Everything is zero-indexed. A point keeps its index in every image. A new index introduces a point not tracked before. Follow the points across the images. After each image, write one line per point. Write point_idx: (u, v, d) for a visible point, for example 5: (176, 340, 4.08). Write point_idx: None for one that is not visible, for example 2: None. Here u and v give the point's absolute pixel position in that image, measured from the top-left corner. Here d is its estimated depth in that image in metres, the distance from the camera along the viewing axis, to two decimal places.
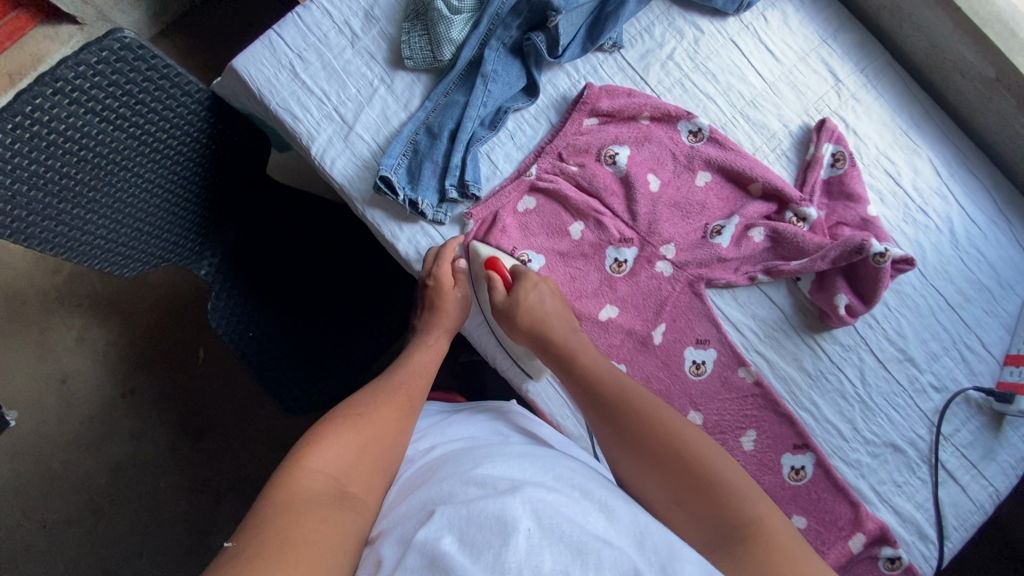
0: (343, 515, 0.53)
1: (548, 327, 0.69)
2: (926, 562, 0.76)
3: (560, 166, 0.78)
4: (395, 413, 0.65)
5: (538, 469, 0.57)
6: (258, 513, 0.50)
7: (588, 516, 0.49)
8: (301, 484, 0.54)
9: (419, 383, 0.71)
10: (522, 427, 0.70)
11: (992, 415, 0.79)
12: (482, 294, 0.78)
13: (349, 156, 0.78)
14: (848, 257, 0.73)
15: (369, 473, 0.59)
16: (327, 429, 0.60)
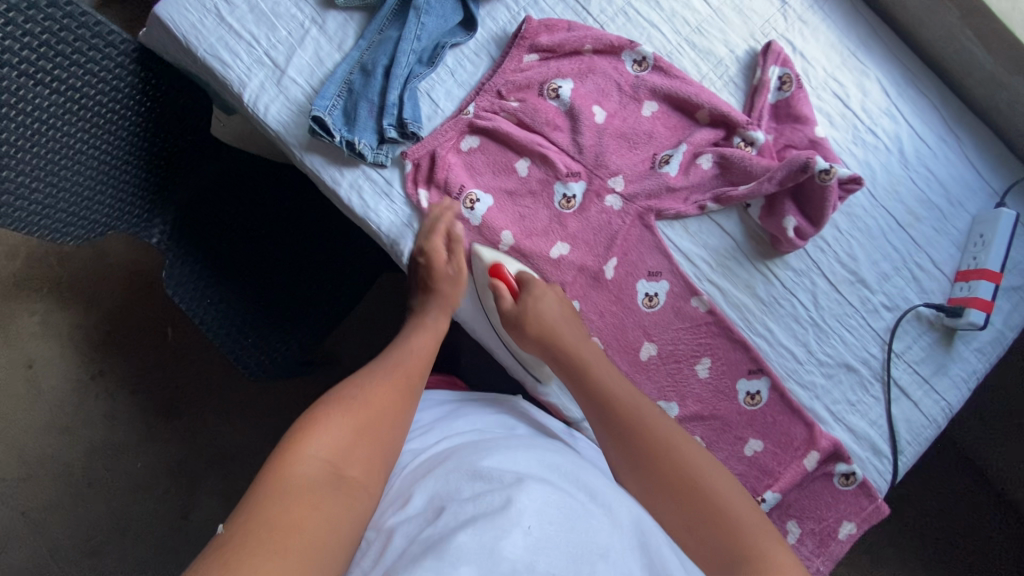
0: (341, 500, 0.53)
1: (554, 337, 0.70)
2: (881, 477, 0.78)
3: (500, 102, 0.76)
4: (393, 397, 0.65)
5: (543, 465, 0.59)
6: (256, 498, 0.50)
7: (592, 519, 0.50)
8: (296, 470, 0.53)
9: (418, 365, 0.70)
10: (527, 424, 0.72)
11: (944, 331, 0.80)
12: (487, 299, 0.78)
13: (283, 102, 0.76)
14: (793, 177, 0.72)
15: (368, 455, 0.59)
16: (325, 413, 0.60)
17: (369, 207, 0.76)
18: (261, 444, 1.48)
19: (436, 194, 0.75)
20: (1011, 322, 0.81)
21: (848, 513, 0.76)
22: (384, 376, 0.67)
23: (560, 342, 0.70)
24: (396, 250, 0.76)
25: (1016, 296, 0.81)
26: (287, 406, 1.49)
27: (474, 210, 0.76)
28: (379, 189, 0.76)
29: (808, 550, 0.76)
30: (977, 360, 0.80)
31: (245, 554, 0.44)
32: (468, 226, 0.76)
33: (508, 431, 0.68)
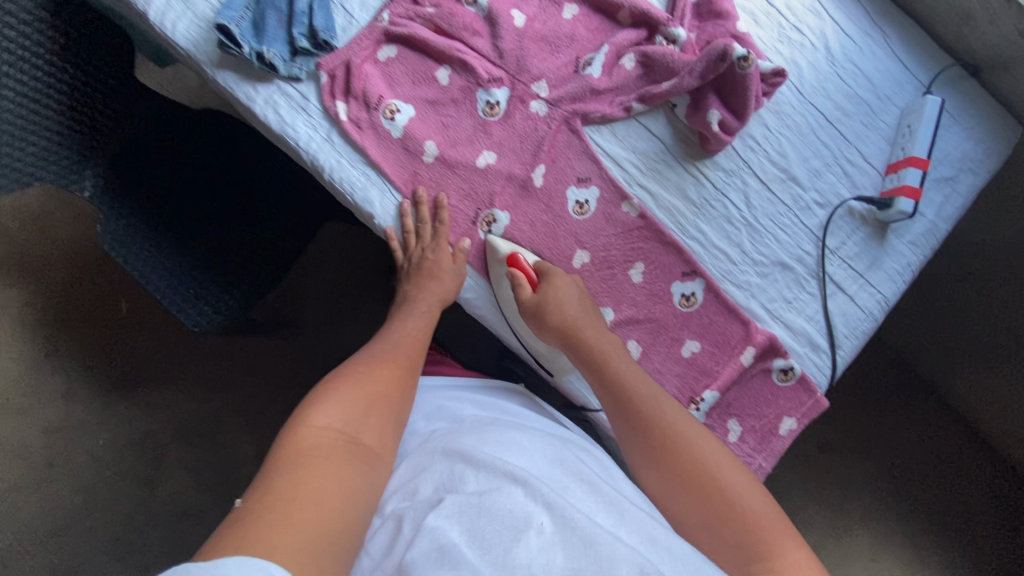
0: (355, 467, 0.57)
1: (580, 339, 0.70)
2: (820, 372, 0.78)
3: (416, 9, 0.74)
4: (394, 377, 0.68)
5: (545, 459, 0.63)
6: (273, 468, 0.53)
7: (596, 513, 0.55)
8: (305, 437, 0.57)
9: (414, 347, 0.73)
10: (535, 413, 0.76)
11: (877, 226, 0.80)
12: (501, 288, 0.76)
13: (191, 18, 0.73)
14: (713, 68, 0.71)
15: (379, 428, 0.62)
16: (334, 388, 0.64)
17: (286, 122, 0.73)
18: (225, 414, 1.43)
19: (354, 105, 0.74)
20: (943, 214, 0.81)
21: (789, 408, 0.76)
22: (384, 358, 0.70)
23: (583, 341, 0.70)
24: (317, 167, 0.74)
25: (949, 187, 0.81)
26: (249, 374, 1.43)
27: (395, 121, 0.74)
28: (296, 104, 0.74)
29: (750, 447, 0.76)
30: (912, 252, 0.80)
31: (262, 527, 0.46)
32: (390, 137, 0.74)
33: (512, 419, 0.72)
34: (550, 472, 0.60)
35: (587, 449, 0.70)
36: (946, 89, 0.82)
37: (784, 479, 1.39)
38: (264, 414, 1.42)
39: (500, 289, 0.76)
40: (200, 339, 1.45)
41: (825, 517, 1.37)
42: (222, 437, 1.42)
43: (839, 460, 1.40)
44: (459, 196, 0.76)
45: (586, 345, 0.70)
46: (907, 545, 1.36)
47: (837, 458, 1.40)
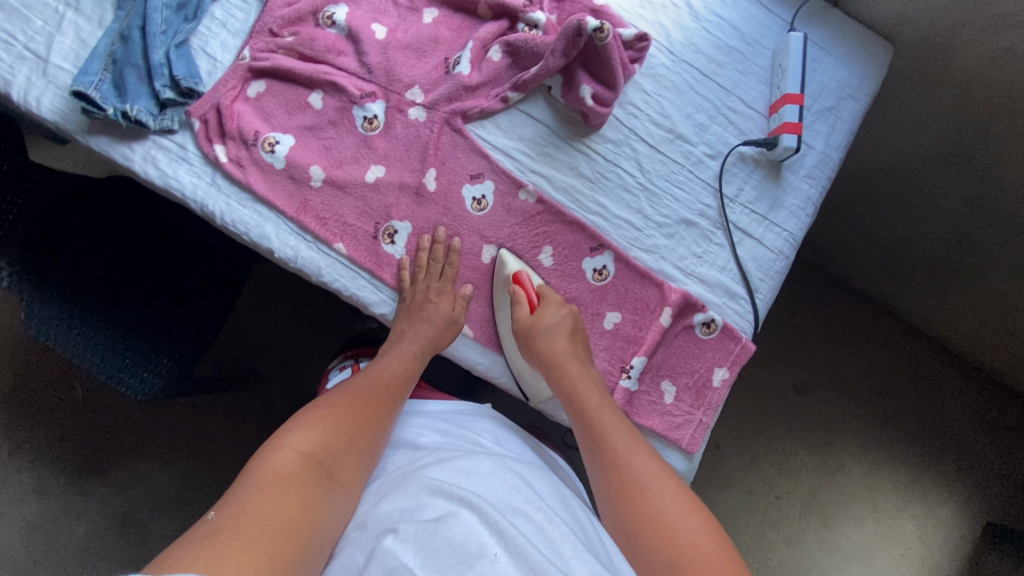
0: (323, 501, 0.55)
1: (562, 372, 0.70)
2: (741, 318, 0.79)
3: (275, 40, 0.75)
4: (375, 411, 0.66)
5: (502, 483, 0.60)
6: (243, 494, 0.52)
7: (555, 545, 0.52)
8: (277, 464, 0.56)
9: (398, 379, 0.71)
10: (505, 436, 0.73)
11: (770, 166, 0.81)
12: (502, 312, 0.77)
13: (54, 91, 0.73)
14: (573, 44, 0.72)
15: (354, 463, 0.61)
16: (315, 417, 0.62)
17: (168, 174, 0.73)
18: (202, 477, 1.41)
19: (232, 145, 0.73)
20: (832, 142, 0.83)
21: (718, 359, 0.77)
22: (367, 389, 0.68)
23: (565, 369, 0.70)
24: (209, 213, 0.74)
25: (832, 116, 0.83)
26: (221, 431, 1.42)
27: (276, 153, 0.74)
28: (175, 156, 0.73)
29: (688, 405, 0.76)
30: (809, 186, 0.82)
31: (224, 548, 0.46)
32: (275, 170, 0.74)
33: (476, 444, 0.69)
34: (506, 496, 0.57)
35: (537, 471, 0.67)
36: (809, 22, 0.84)
37: (765, 430, 1.40)
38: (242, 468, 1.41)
39: (502, 318, 0.77)
40: (165, 407, 1.44)
41: (812, 458, 1.39)
42: (204, 500, 1.40)
43: (819, 399, 1.42)
44: (355, 215, 0.75)
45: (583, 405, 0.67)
46: (894, 469, 1.38)
47: (813, 400, 1.42)
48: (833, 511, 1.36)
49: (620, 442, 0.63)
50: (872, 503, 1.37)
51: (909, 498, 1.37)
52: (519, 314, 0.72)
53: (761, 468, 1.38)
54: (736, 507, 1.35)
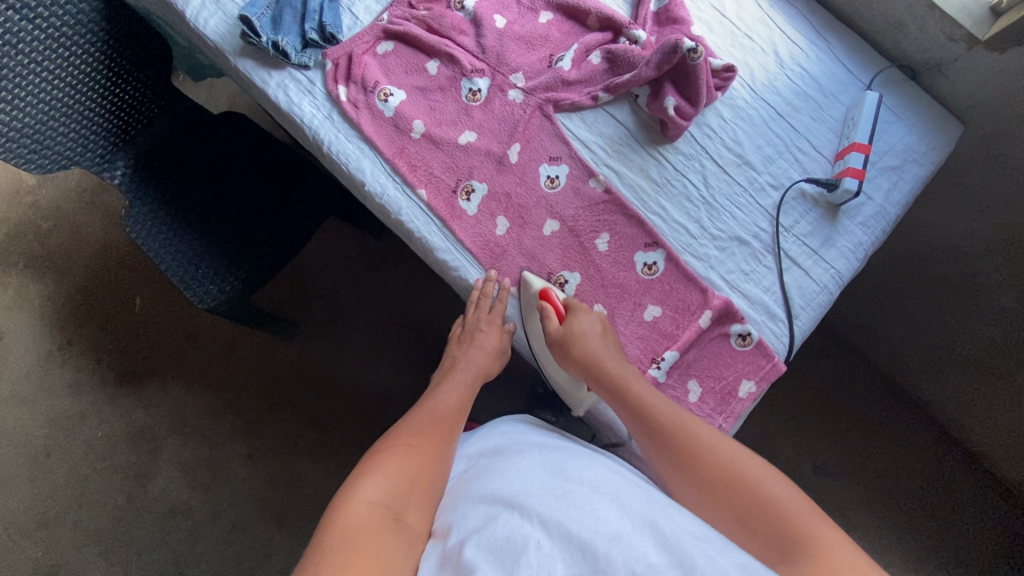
0: (398, 542, 0.58)
1: (600, 371, 0.74)
2: (777, 339, 0.81)
3: (411, 11, 0.86)
4: (435, 448, 0.70)
5: (542, 473, 0.63)
6: (321, 545, 0.55)
7: (599, 510, 0.56)
8: (350, 513, 0.59)
9: (454, 418, 0.76)
10: (550, 436, 0.76)
11: (828, 207, 0.86)
12: (533, 322, 0.83)
13: (221, 16, 0.86)
14: (668, 59, 0.81)
15: (422, 502, 0.64)
16: (378, 461, 0.66)
17: (293, 102, 0.84)
18: (223, 410, 1.47)
19: (353, 89, 0.84)
20: (892, 199, 0.87)
21: (747, 371, 0.80)
22: (423, 428, 0.72)
23: (605, 372, 0.74)
24: (319, 141, 0.84)
25: (895, 175, 0.88)
26: (251, 372, 1.49)
27: (388, 103, 0.84)
28: (303, 87, 0.85)
29: (710, 408, 0.79)
30: (862, 232, 0.86)
31: None
32: (382, 116, 0.84)
33: (516, 443, 0.73)
34: (545, 484, 0.61)
35: (592, 455, 0.71)
36: (885, 88, 0.90)
37: None
38: (262, 413, 1.46)
39: (533, 329, 0.83)
40: (206, 339, 1.51)
41: None
42: (218, 433, 1.46)
43: (836, 479, 1.39)
44: (441, 168, 0.84)
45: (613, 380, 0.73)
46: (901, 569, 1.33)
47: (828, 478, 1.39)
48: None
49: (709, 446, 0.64)
50: None
51: None
52: (552, 325, 0.78)
53: None
54: None
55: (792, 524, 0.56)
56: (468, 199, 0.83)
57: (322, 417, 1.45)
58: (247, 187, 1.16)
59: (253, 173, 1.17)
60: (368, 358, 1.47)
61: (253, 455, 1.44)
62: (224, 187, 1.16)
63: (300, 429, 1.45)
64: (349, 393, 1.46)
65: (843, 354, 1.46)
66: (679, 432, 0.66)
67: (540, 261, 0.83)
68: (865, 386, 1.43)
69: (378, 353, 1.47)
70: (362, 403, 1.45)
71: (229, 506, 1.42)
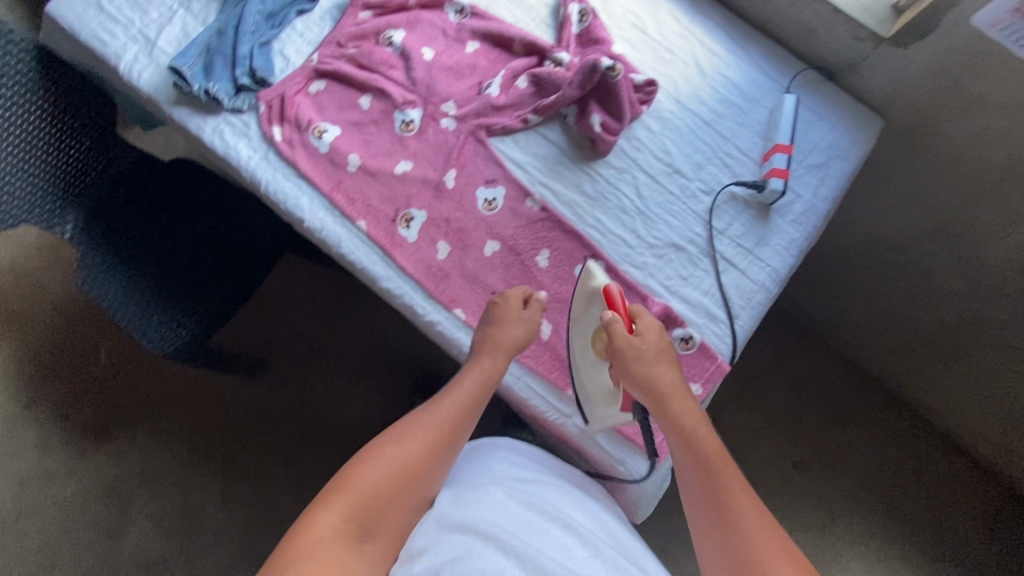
0: (359, 562, 0.55)
1: (664, 398, 0.68)
2: (720, 340, 0.83)
3: (340, 50, 0.89)
4: (424, 461, 0.66)
5: (516, 504, 0.65)
6: (280, 558, 0.52)
7: (570, 553, 0.60)
8: (317, 528, 0.55)
9: (456, 423, 0.70)
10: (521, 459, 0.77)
11: (759, 208, 0.88)
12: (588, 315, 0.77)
13: (154, 67, 0.88)
14: (589, 78, 0.84)
15: (393, 518, 0.61)
16: (360, 471, 0.62)
17: (229, 145, 0.86)
18: (197, 455, 1.45)
19: (287, 128, 0.86)
20: (820, 195, 0.90)
21: (693, 375, 0.81)
22: (417, 435, 0.67)
23: (663, 398, 0.68)
24: (256, 182, 0.85)
25: (821, 172, 0.91)
26: (224, 414, 1.47)
27: (323, 139, 0.86)
28: (238, 131, 0.86)
29: None
30: (795, 229, 0.88)
31: None
32: (318, 153, 0.86)
33: (484, 468, 0.73)
34: (520, 519, 0.63)
35: (557, 483, 0.73)
36: (804, 91, 0.94)
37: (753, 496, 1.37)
38: (236, 455, 1.45)
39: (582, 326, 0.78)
40: (174, 384, 1.50)
41: (806, 535, 1.35)
42: (191, 481, 1.43)
43: (817, 475, 1.40)
44: (379, 199, 0.85)
45: (672, 409, 0.67)
46: (887, 558, 1.34)
47: (807, 472, 1.40)
48: None
49: (744, 511, 0.57)
50: None
51: None
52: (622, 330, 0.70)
53: None
54: None
55: None
56: (406, 226, 0.85)
57: (298, 455, 1.44)
58: (204, 232, 1.18)
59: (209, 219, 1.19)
60: (342, 392, 1.47)
61: (229, 500, 1.42)
62: (180, 232, 1.18)
63: (276, 468, 1.43)
64: (324, 429, 1.45)
65: (810, 346, 1.48)
66: (707, 456, 0.63)
67: (483, 282, 0.84)
68: (833, 376, 1.45)
69: (351, 385, 1.47)
70: (338, 437, 1.44)
71: (207, 554, 1.39)
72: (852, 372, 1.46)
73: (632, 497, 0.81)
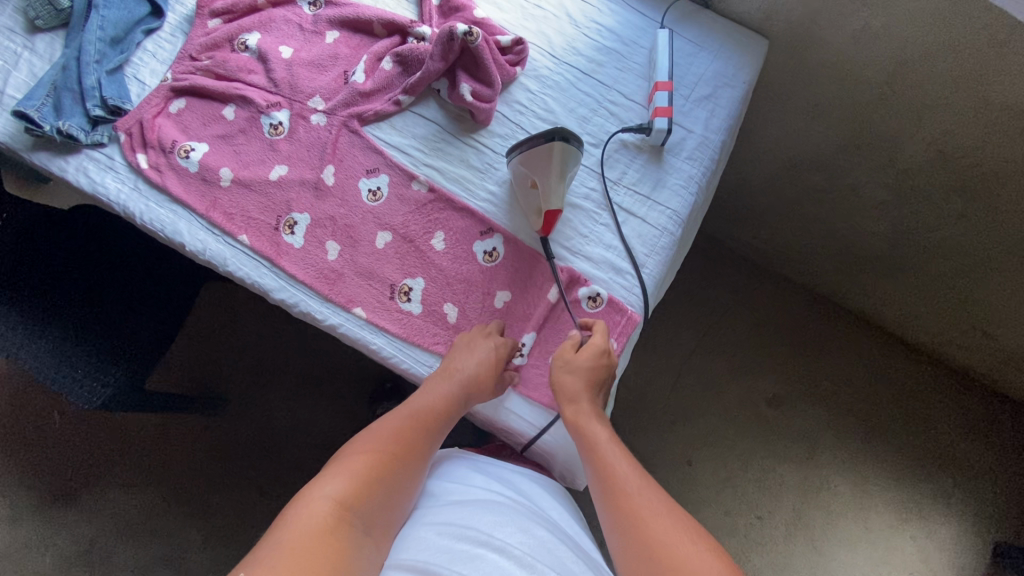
0: (356, 548, 0.53)
1: (580, 414, 0.70)
2: (629, 293, 0.80)
3: (194, 64, 0.86)
4: (417, 446, 0.65)
5: (452, 531, 0.58)
6: (271, 545, 0.50)
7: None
8: (310, 512, 0.54)
9: (448, 409, 0.70)
10: (473, 470, 0.72)
11: (651, 151, 0.86)
12: (524, 191, 0.80)
13: (5, 116, 0.84)
14: (449, 48, 0.82)
15: (388, 504, 0.60)
16: (352, 456, 0.61)
17: (96, 182, 0.82)
18: (170, 500, 1.42)
19: (152, 153, 0.83)
20: (712, 126, 0.87)
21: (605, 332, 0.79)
22: (408, 420, 0.67)
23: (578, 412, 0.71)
24: (129, 215, 0.82)
25: (710, 103, 0.88)
26: (192, 456, 1.44)
27: (190, 158, 0.83)
28: (103, 165, 0.83)
29: None
30: (691, 166, 0.85)
31: None
32: (188, 173, 0.82)
33: (433, 494, 0.68)
34: (454, 546, 0.56)
35: (511, 496, 0.66)
36: (680, 23, 0.91)
37: (737, 442, 1.34)
38: (211, 493, 1.42)
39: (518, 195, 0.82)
40: (136, 434, 1.46)
41: (795, 473, 1.32)
42: (168, 528, 1.40)
43: (794, 409, 1.37)
44: (259, 210, 0.82)
45: (590, 426, 0.69)
46: (878, 480, 1.32)
47: (786, 410, 1.37)
48: (823, 531, 1.28)
49: (641, 490, 0.60)
50: (866, 521, 1.29)
51: (907, 513, 1.29)
52: (567, 357, 0.74)
53: (740, 487, 1.31)
54: (715, 527, 1.28)
55: (672, 559, 0.53)
56: (291, 232, 0.81)
57: (273, 481, 1.41)
58: (125, 275, 1.11)
59: (130, 262, 1.13)
60: (303, 411, 1.45)
61: (209, 540, 1.39)
62: (105, 278, 1.10)
63: (253, 498, 1.41)
64: (291, 451, 1.43)
65: (762, 281, 1.45)
66: (602, 457, 0.65)
67: (379, 275, 0.81)
68: (791, 307, 1.43)
69: (311, 403, 1.45)
70: (307, 457, 1.42)
71: None
72: (809, 300, 1.44)
73: (565, 461, 0.78)
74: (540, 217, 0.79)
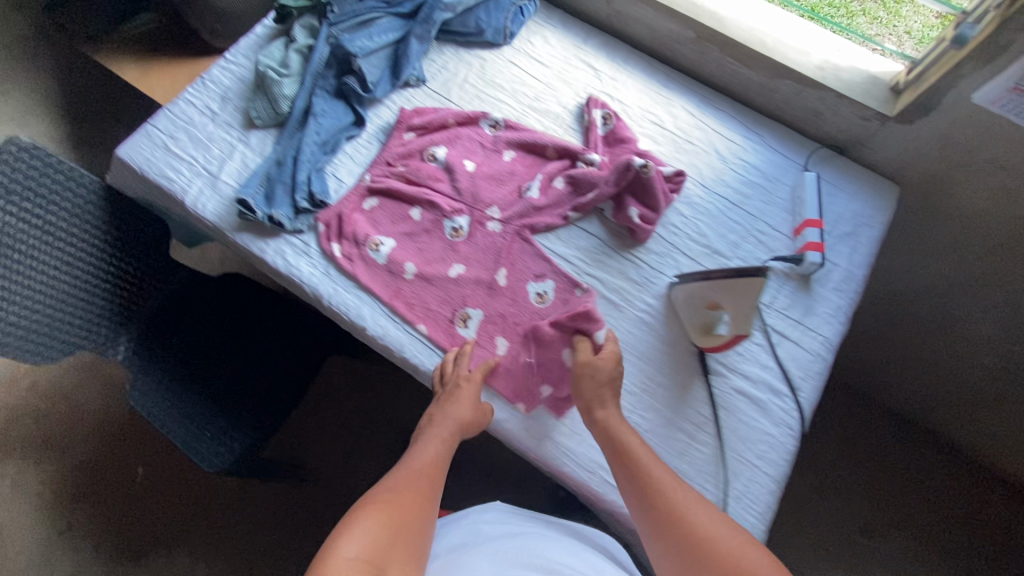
0: None
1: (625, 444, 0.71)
2: (787, 415, 0.83)
3: (390, 169, 0.97)
4: (419, 505, 0.65)
5: None
6: None
7: None
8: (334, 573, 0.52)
9: (434, 471, 0.71)
10: (520, 522, 0.77)
11: (800, 279, 0.92)
12: (690, 314, 0.86)
13: (217, 199, 0.95)
14: (623, 176, 0.92)
15: (402, 558, 0.58)
16: (361, 517, 0.60)
17: (291, 264, 0.90)
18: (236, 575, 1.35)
19: (346, 244, 0.91)
20: (856, 261, 0.93)
21: (765, 452, 0.80)
22: (407, 483, 0.67)
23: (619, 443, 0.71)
24: (318, 296, 0.89)
25: (853, 240, 0.95)
26: (267, 527, 1.38)
27: (379, 251, 0.91)
28: (299, 250, 0.91)
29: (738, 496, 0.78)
30: (838, 297, 0.91)
31: None
32: (376, 264, 0.90)
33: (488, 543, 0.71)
34: None
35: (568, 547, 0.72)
36: (820, 166, 1.01)
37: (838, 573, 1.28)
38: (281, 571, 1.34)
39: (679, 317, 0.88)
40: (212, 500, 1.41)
41: None
42: None
43: (894, 543, 1.31)
44: (437, 302, 0.88)
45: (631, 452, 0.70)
46: None
47: (885, 543, 1.31)
48: None
49: (688, 505, 0.63)
50: None
51: None
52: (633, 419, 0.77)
53: None
54: None
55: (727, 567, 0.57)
56: (467, 327, 0.87)
57: None
58: (256, 340, 1.11)
59: (259, 327, 1.13)
60: None
61: None
62: (241, 343, 1.11)
63: None
64: None
65: (856, 402, 1.45)
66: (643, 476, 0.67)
67: None
68: (886, 431, 1.42)
69: None
70: None
71: None
72: (906, 427, 1.42)
73: None
74: (710, 337, 0.83)
